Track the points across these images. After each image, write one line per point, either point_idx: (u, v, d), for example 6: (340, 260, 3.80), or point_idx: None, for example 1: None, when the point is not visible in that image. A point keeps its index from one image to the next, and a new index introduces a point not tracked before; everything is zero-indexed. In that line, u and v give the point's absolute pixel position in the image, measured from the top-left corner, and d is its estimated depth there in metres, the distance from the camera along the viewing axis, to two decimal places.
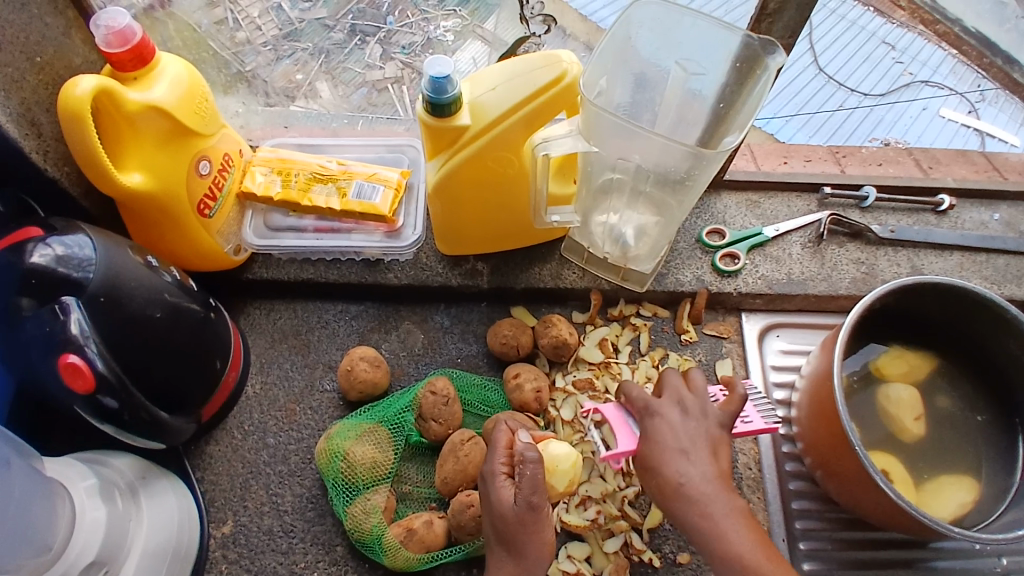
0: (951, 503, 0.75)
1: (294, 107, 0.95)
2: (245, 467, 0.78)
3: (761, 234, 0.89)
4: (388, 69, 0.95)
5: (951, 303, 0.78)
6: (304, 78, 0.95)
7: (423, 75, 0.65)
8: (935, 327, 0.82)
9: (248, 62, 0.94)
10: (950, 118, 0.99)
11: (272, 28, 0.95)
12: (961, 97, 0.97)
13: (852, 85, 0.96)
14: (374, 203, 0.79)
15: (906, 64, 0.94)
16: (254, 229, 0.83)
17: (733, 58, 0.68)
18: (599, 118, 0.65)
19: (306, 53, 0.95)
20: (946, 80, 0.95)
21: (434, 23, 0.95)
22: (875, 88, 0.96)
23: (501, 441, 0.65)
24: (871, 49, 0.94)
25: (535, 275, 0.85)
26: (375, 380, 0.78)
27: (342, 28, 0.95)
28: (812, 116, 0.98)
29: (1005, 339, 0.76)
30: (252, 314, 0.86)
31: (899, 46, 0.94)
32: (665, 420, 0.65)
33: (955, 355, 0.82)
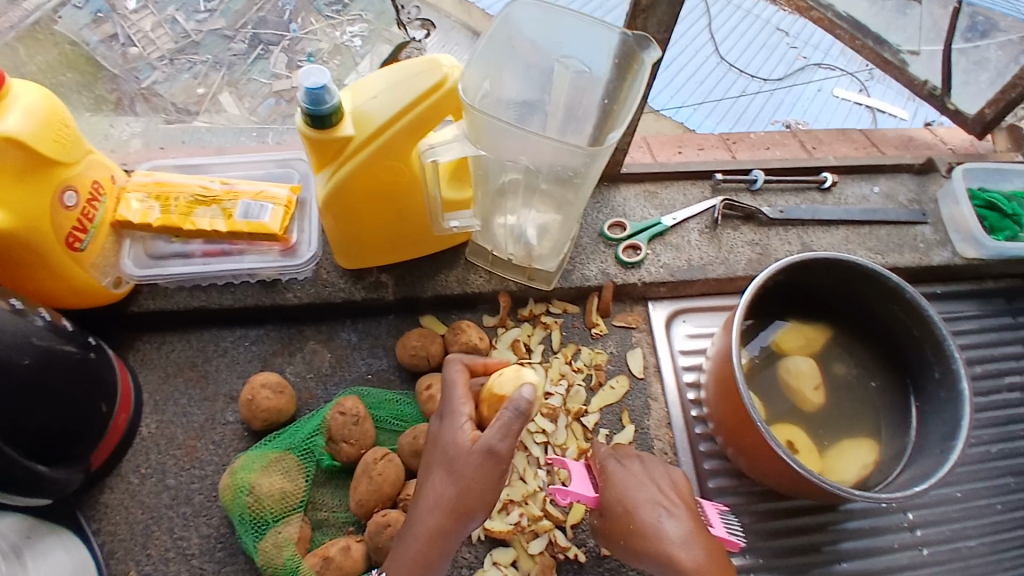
0: (853, 465, 0.78)
1: (198, 123, 0.93)
2: (145, 513, 0.73)
3: (660, 223, 0.91)
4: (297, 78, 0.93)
5: (839, 276, 0.82)
6: (206, 91, 0.92)
7: (299, 87, 0.62)
8: (826, 299, 0.86)
9: (144, 79, 0.90)
10: (843, 97, 1.08)
11: (166, 40, 0.90)
12: (852, 76, 1.07)
13: (750, 71, 1.03)
14: (263, 222, 0.76)
15: (800, 49, 1.04)
16: (135, 259, 0.78)
17: (612, 56, 0.69)
18: (484, 122, 0.64)
19: (206, 66, 0.92)
20: (837, 62, 1.05)
21: (341, 29, 0.94)
22: (773, 72, 1.04)
23: (460, 377, 0.65)
24: (766, 36, 1.02)
25: (441, 283, 0.84)
26: (280, 406, 0.75)
27: (243, 38, 0.92)
28: (718, 102, 1.05)
29: (891, 306, 0.81)
30: (142, 349, 0.81)
31: (792, 32, 1.03)
32: (637, 471, 0.69)
33: (847, 325, 0.87)
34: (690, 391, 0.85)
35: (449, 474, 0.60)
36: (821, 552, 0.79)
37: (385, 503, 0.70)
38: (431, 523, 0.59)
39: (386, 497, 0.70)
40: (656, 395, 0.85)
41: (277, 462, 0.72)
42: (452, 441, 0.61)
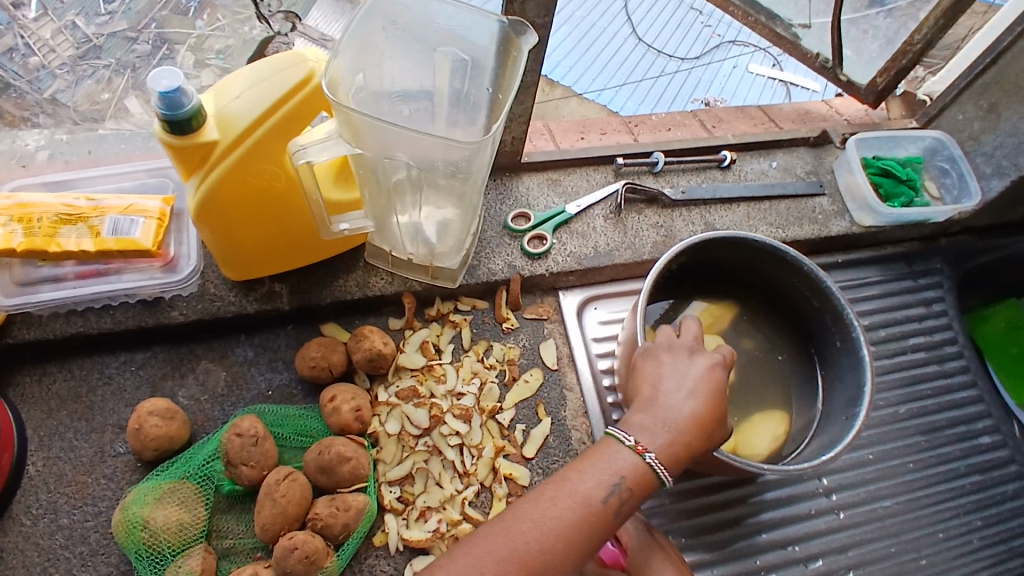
0: (767, 437, 0.80)
1: (104, 130, 0.87)
2: (40, 556, 0.68)
3: (564, 212, 0.90)
4: (205, 77, 0.85)
5: (739, 252, 0.83)
6: (112, 97, 0.87)
7: (151, 92, 0.57)
8: (730, 277, 0.88)
9: (45, 88, 0.84)
10: (758, 73, 1.16)
11: (67, 47, 0.83)
12: (764, 52, 1.16)
13: (669, 51, 1.11)
14: (133, 238, 0.70)
15: (713, 27, 1.13)
16: (1, 287, 0.72)
17: (491, 42, 0.66)
18: (357, 119, 0.61)
19: (110, 71, 0.85)
20: (749, 39, 1.14)
21: (252, 22, 0.87)
22: (690, 50, 1.13)
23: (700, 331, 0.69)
24: (682, 17, 1.13)
25: (340, 287, 0.81)
26: (170, 433, 0.70)
27: (149, 39, 0.85)
28: (640, 83, 1.11)
29: (791, 277, 0.83)
30: (22, 383, 0.76)
31: (704, 11, 1.14)
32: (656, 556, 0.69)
33: (753, 299, 0.88)
34: (606, 378, 0.85)
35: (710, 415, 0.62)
36: (743, 525, 0.80)
37: (292, 525, 0.67)
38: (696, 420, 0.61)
39: (290, 519, 0.67)
40: (570, 384, 0.84)
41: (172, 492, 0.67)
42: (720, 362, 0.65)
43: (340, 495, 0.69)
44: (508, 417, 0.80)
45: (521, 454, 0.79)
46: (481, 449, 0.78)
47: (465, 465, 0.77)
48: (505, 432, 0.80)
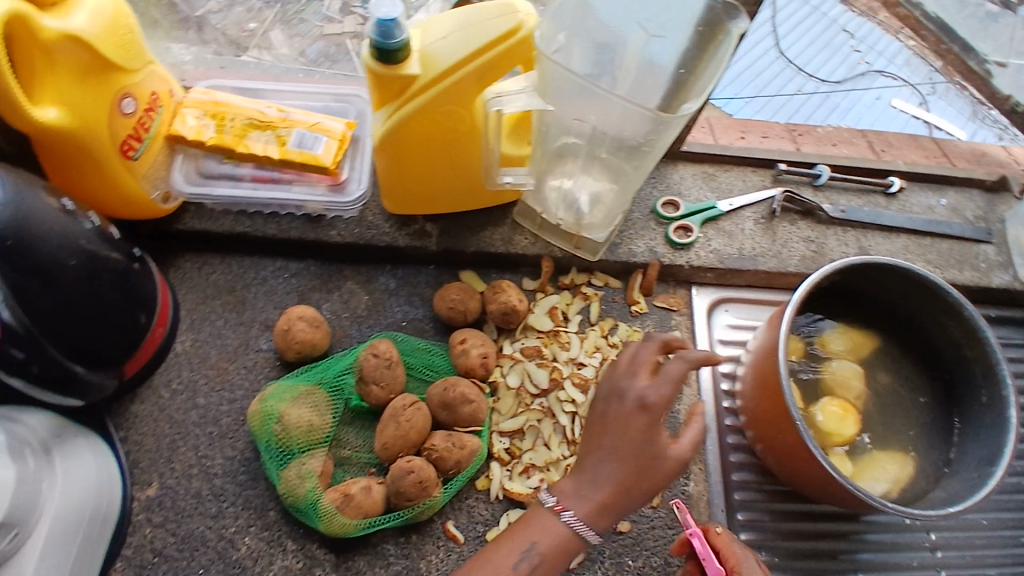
0: (883, 478, 0.76)
1: (245, 58, 0.90)
2: (171, 428, 0.73)
3: (715, 207, 0.88)
4: (347, 22, 0.93)
5: (893, 283, 0.79)
6: (257, 26, 0.92)
7: (369, 18, 0.60)
8: (878, 312, 0.84)
9: (200, 8, 0.92)
10: (902, 110, 1.05)
11: None
12: (914, 88, 1.05)
13: (810, 70, 1.04)
14: (316, 153, 0.75)
15: (863, 53, 1.05)
16: (184, 175, 0.76)
17: (696, 23, 0.64)
18: (558, 75, 0.62)
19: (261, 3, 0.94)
20: (900, 71, 1.05)
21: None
22: (833, 74, 1.05)
23: (680, 379, 0.63)
24: (830, 38, 1.06)
25: (486, 239, 0.83)
26: (314, 340, 0.75)
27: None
28: (773, 97, 1.04)
29: (944, 319, 0.78)
30: (183, 268, 0.81)
31: (857, 35, 1.06)
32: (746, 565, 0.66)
33: (900, 334, 0.84)
34: (725, 381, 0.85)
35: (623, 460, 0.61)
36: (838, 560, 0.77)
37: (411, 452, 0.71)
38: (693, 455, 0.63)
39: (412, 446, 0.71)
40: (689, 380, 0.83)
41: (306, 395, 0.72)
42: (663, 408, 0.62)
43: (457, 433, 0.72)
44: None
45: None
46: None
47: (574, 433, 0.77)
48: None
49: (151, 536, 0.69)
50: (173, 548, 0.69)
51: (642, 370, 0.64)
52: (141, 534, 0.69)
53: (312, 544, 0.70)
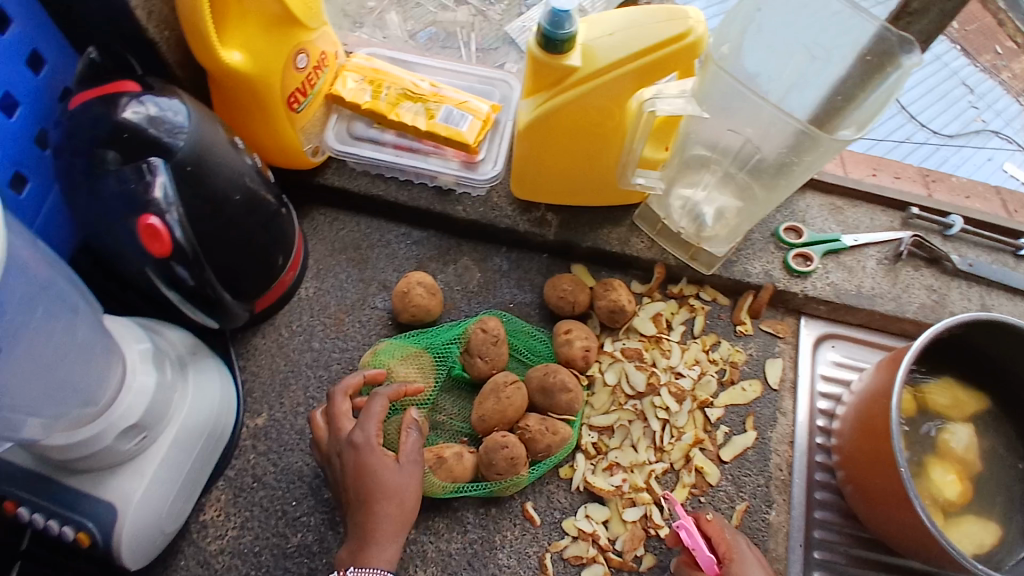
0: (969, 540, 0.71)
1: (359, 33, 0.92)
2: (286, 365, 0.78)
3: (840, 240, 0.86)
4: (460, 13, 0.94)
5: (998, 338, 0.74)
6: (376, 6, 0.94)
7: (543, 6, 0.63)
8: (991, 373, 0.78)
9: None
10: (1012, 174, 0.98)
11: None
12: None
13: (924, 121, 0.99)
14: (461, 130, 0.78)
15: (981, 111, 0.99)
16: (336, 133, 0.81)
17: (863, 51, 0.64)
18: (721, 81, 0.63)
19: None
20: (1015, 135, 0.99)
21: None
22: (946, 127, 0.99)
23: (381, 414, 0.65)
24: (949, 88, 1.00)
25: (604, 237, 0.84)
26: (429, 307, 0.78)
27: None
28: (878, 142, 0.99)
29: None
30: (316, 219, 0.86)
31: (977, 91, 0.99)
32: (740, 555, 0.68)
33: (997, 394, 0.78)
34: (821, 418, 0.81)
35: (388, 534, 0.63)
36: None
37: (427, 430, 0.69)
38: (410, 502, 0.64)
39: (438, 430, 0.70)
40: (785, 410, 0.82)
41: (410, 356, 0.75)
42: (371, 449, 0.64)
43: (551, 419, 0.74)
44: (716, 414, 0.80)
45: (717, 454, 0.79)
46: (680, 433, 0.79)
47: (662, 441, 0.78)
48: (708, 427, 0.80)
49: (254, 463, 0.74)
50: (272, 477, 0.73)
51: (344, 421, 0.67)
52: (245, 459, 0.74)
53: None
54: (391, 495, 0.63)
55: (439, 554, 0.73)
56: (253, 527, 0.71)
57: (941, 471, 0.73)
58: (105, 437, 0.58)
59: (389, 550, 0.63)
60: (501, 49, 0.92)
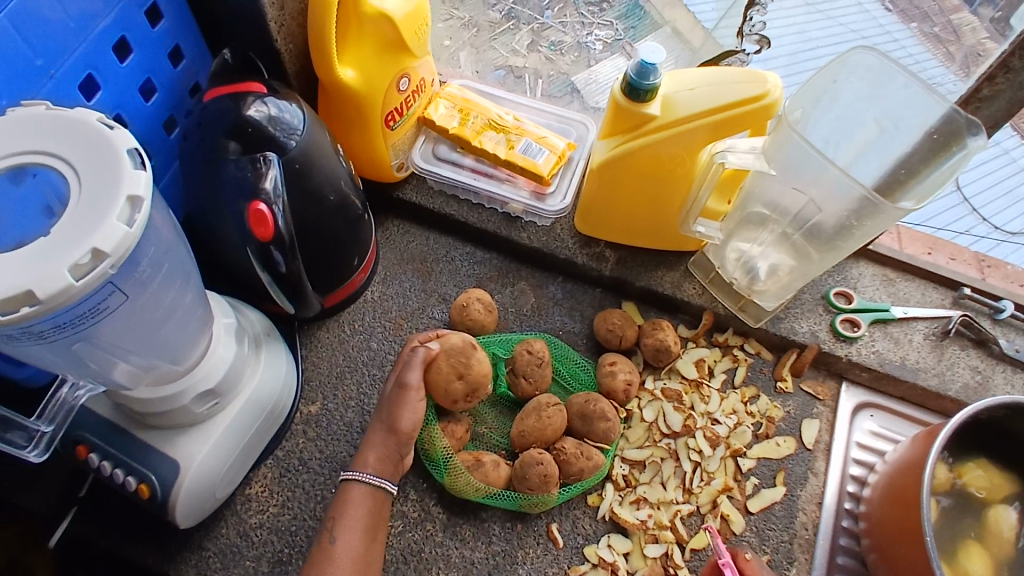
0: None
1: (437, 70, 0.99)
2: (345, 360, 0.83)
3: (889, 311, 0.88)
4: (530, 59, 0.99)
5: None
6: (451, 44, 1.00)
7: (633, 57, 0.68)
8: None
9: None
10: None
11: None
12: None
13: (986, 214, 0.98)
14: (536, 162, 0.83)
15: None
16: (422, 153, 0.88)
17: (930, 129, 0.68)
18: (791, 142, 0.66)
19: (460, 22, 1.00)
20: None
21: (590, 29, 0.99)
22: (1010, 223, 0.98)
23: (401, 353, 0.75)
24: (1014, 184, 0.97)
25: (656, 278, 0.87)
26: (484, 323, 0.82)
27: (502, 9, 1.00)
28: (937, 231, 0.99)
29: None
30: (389, 230, 0.92)
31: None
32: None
33: None
34: (852, 484, 0.81)
35: (383, 427, 0.70)
36: None
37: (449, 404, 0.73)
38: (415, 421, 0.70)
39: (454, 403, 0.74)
40: (818, 471, 0.82)
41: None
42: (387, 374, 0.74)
43: (587, 445, 0.76)
44: (748, 464, 0.82)
45: (745, 504, 0.80)
46: (710, 478, 0.80)
47: (692, 483, 0.80)
48: (738, 477, 0.81)
49: (302, 446, 0.78)
50: (316, 462, 0.77)
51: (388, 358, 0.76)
52: (295, 442, 0.78)
53: (429, 499, 0.77)
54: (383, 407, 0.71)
55: (462, 560, 0.75)
56: (293, 507, 0.75)
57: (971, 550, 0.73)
58: (183, 396, 0.65)
59: (378, 457, 0.69)
60: (565, 96, 0.98)
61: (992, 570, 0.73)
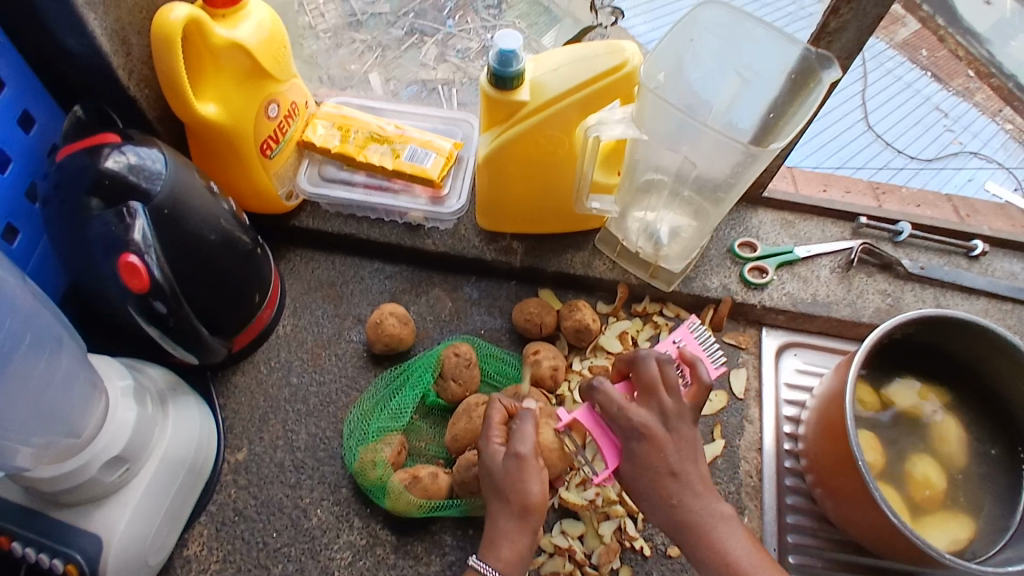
0: (945, 535, 0.72)
1: (322, 92, 0.97)
2: (265, 401, 0.80)
3: (792, 253, 0.90)
4: (439, 70, 0.99)
5: (947, 330, 0.76)
6: (359, 67, 1.00)
7: (492, 47, 0.68)
8: (968, 372, 0.79)
9: (309, 47, 0.99)
10: (995, 192, 1.01)
11: (335, 16, 0.99)
12: (1009, 172, 1.01)
13: (901, 146, 1.02)
14: (425, 167, 0.83)
15: (957, 133, 1.01)
16: (308, 177, 0.86)
17: (789, 72, 0.70)
18: (657, 107, 0.68)
19: (364, 45, 1.00)
20: (995, 154, 1.01)
21: (494, 32, 0.98)
22: (923, 151, 1.02)
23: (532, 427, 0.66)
24: (923, 113, 1.02)
25: (567, 261, 0.88)
26: (402, 336, 0.81)
27: (403, 26, 1.00)
28: (856, 171, 1.02)
29: (1005, 366, 0.74)
30: (292, 260, 0.89)
31: (951, 114, 1.02)
32: (649, 439, 0.65)
33: (960, 384, 0.79)
34: (788, 425, 0.84)
35: (513, 514, 0.64)
36: None
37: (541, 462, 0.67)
38: (538, 492, 0.64)
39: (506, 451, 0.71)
40: (752, 419, 0.84)
41: (397, 401, 0.77)
42: (520, 457, 0.64)
43: None
44: None
45: None
46: None
47: None
48: None
49: (235, 496, 0.75)
50: (253, 510, 0.75)
51: (523, 438, 0.65)
52: (226, 493, 0.75)
53: (375, 524, 0.74)
54: (516, 486, 0.64)
55: None
56: (235, 560, 0.72)
57: (916, 463, 0.76)
58: (89, 468, 0.61)
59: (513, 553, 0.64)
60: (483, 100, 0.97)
61: (938, 479, 0.75)
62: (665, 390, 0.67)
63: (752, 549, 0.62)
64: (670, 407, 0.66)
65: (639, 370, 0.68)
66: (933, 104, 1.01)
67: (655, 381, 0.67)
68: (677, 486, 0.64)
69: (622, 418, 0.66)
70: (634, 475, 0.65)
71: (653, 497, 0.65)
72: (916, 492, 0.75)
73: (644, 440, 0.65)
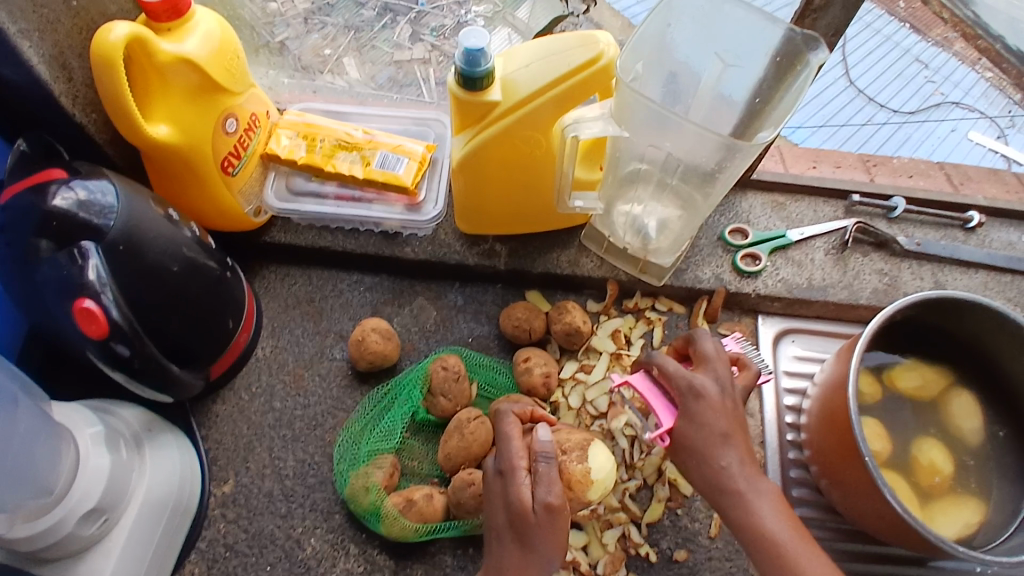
0: (957, 521, 0.70)
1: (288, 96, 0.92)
2: (249, 428, 0.77)
3: (785, 236, 0.87)
4: (416, 50, 0.94)
5: (951, 309, 0.73)
6: (332, 53, 0.94)
7: (458, 47, 0.64)
8: (971, 352, 0.76)
9: (278, 35, 0.93)
10: (977, 143, 0.97)
11: (304, 2, 0.94)
12: (991, 121, 0.96)
13: (883, 101, 0.96)
14: (397, 174, 0.79)
15: (937, 84, 0.95)
16: (275, 191, 0.82)
17: (773, 53, 0.66)
18: (634, 102, 0.64)
19: (336, 28, 0.94)
20: (977, 103, 0.95)
21: (467, 7, 0.94)
22: (906, 104, 0.96)
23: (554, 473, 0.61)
24: (904, 66, 0.96)
25: (552, 261, 0.85)
26: (386, 352, 0.77)
27: (374, 7, 0.95)
28: (840, 129, 0.96)
29: (1008, 344, 0.72)
30: (266, 277, 0.86)
31: (931, 65, 0.96)
32: (710, 401, 0.62)
33: (962, 365, 0.77)
34: (789, 415, 0.82)
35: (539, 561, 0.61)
36: None
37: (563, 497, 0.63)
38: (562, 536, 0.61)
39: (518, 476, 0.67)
40: (752, 410, 0.82)
41: (385, 423, 0.74)
42: (547, 506, 0.60)
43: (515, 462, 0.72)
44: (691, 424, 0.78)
45: None
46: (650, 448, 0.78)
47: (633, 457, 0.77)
48: None
49: (224, 531, 0.72)
50: (244, 544, 0.72)
51: (547, 485, 0.60)
52: (215, 528, 0.73)
53: (372, 549, 0.72)
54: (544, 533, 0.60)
55: None
56: None
57: (924, 450, 0.73)
58: (65, 523, 0.59)
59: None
60: None
61: (947, 462, 0.73)
62: (720, 362, 0.65)
63: (784, 521, 0.59)
64: (726, 378, 0.64)
65: (697, 346, 0.67)
66: (913, 57, 0.96)
67: (715, 357, 0.65)
68: (730, 451, 0.61)
69: (680, 380, 0.64)
70: (691, 437, 0.62)
71: (698, 462, 0.61)
72: (925, 478, 0.72)
73: (702, 398, 0.62)
